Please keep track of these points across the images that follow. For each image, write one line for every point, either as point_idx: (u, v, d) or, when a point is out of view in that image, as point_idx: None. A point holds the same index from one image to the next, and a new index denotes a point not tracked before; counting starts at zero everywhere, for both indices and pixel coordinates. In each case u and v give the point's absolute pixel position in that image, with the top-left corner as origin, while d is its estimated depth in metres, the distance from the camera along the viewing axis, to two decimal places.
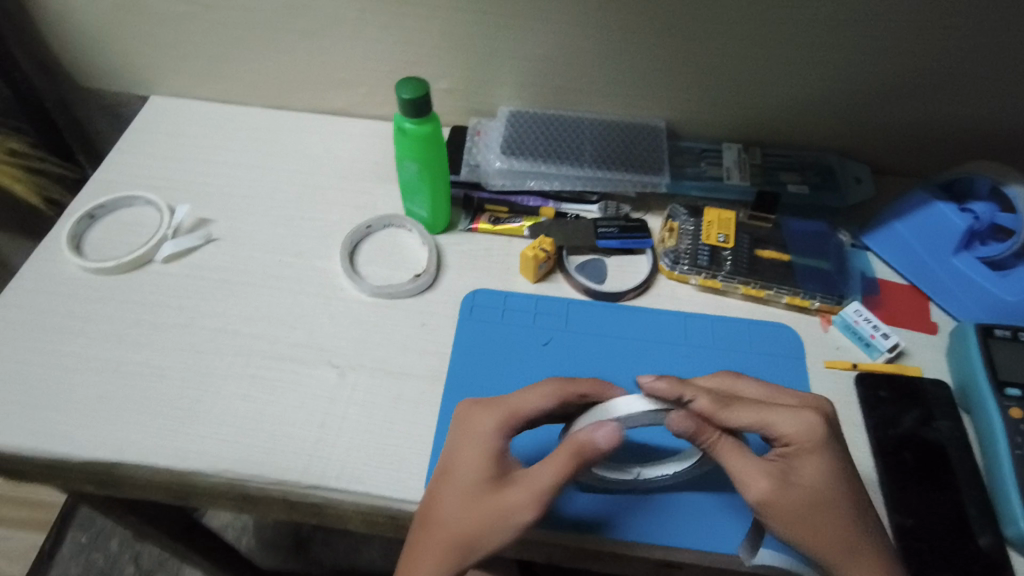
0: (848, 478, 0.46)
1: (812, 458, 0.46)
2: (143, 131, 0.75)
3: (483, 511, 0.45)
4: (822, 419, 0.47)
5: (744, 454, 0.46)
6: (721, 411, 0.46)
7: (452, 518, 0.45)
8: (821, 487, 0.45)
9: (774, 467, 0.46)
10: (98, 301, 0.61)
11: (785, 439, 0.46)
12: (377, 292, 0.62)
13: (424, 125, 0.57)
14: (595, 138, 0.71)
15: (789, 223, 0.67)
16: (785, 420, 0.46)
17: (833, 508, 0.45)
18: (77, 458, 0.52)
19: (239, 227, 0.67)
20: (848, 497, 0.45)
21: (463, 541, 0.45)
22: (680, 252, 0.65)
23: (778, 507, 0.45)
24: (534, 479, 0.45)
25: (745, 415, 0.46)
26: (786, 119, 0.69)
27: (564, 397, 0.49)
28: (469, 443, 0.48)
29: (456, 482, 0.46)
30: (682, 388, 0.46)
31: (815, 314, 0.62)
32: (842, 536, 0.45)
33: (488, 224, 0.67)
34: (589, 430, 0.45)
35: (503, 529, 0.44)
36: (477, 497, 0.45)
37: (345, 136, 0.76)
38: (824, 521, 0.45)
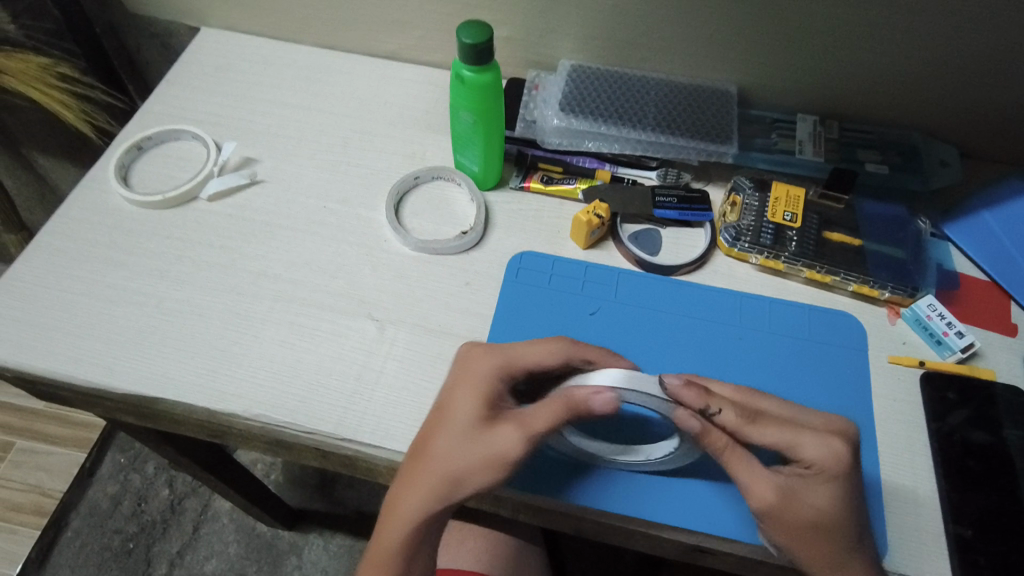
0: (858, 507, 0.43)
1: (829, 485, 0.43)
2: (193, 63, 0.73)
3: (472, 447, 0.44)
4: (848, 450, 0.43)
5: (752, 467, 0.43)
6: (744, 426, 0.43)
7: (440, 451, 0.44)
8: (829, 514, 0.42)
9: (784, 485, 0.43)
10: (142, 235, 0.60)
11: (808, 462, 0.43)
12: (421, 247, 0.60)
13: (483, 74, 0.54)
14: (660, 99, 0.67)
15: (863, 205, 0.62)
16: (813, 445, 0.43)
17: (835, 535, 0.42)
18: (115, 390, 0.53)
19: (284, 169, 0.65)
20: (852, 527, 0.43)
21: (446, 477, 0.44)
22: (741, 228, 0.60)
23: (778, 521, 0.43)
24: (527, 421, 0.43)
25: (771, 434, 0.43)
26: (871, 92, 0.64)
27: (569, 355, 0.48)
28: (464, 381, 0.47)
29: (447, 420, 0.45)
30: (708, 398, 0.42)
31: (882, 305, 0.58)
32: (830, 559, 0.43)
33: (540, 184, 0.64)
34: (584, 389, 0.43)
35: (489, 468, 0.43)
36: (467, 434, 0.44)
37: (396, 81, 0.73)
38: (821, 542, 0.42)
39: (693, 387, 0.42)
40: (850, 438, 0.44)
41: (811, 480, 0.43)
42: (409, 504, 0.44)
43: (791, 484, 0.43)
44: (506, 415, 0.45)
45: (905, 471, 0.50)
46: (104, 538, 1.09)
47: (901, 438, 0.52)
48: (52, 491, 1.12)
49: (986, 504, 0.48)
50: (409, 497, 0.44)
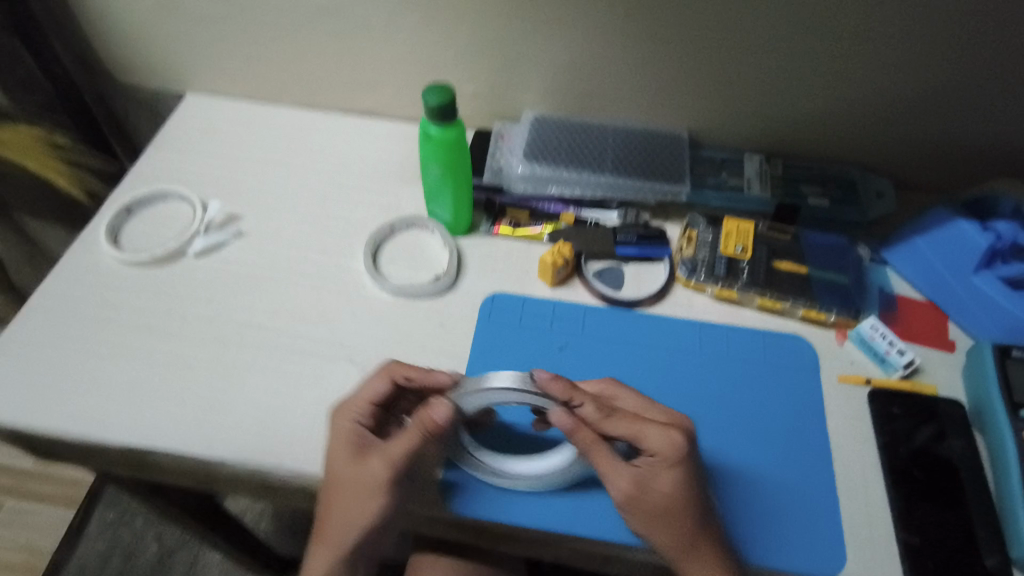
0: (698, 489, 0.48)
1: (670, 470, 0.47)
2: (179, 127, 0.78)
3: (353, 489, 0.49)
4: (687, 438, 0.48)
5: (610, 456, 0.48)
6: (600, 420, 0.49)
7: (331, 504, 0.49)
8: (676, 498, 0.47)
9: (637, 473, 0.47)
10: (132, 291, 0.64)
11: (653, 451, 0.48)
12: (398, 292, 0.63)
13: (448, 131, 0.58)
14: (617, 145, 0.72)
15: (807, 235, 0.67)
16: (654, 433, 0.48)
17: (681, 518, 0.47)
18: (108, 442, 0.55)
19: (267, 224, 0.69)
20: (698, 511, 0.47)
21: (340, 527, 0.49)
22: (697, 261, 0.65)
23: (635, 507, 0.47)
24: (389, 451, 0.49)
25: (621, 426, 0.48)
26: (808, 131, 0.69)
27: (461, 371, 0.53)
28: (334, 434, 0.51)
29: (333, 475, 0.50)
30: (571, 392, 0.48)
31: (831, 328, 0.62)
32: (682, 541, 0.47)
33: (509, 229, 0.69)
34: (428, 409, 0.49)
35: (366, 502, 0.49)
36: (343, 479, 0.49)
37: (371, 137, 0.78)
38: (672, 524, 0.47)
39: (560, 381, 0.48)
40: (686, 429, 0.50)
41: (657, 468, 0.48)
42: (321, 558, 0.50)
43: (645, 471, 0.48)
44: (370, 450, 0.50)
45: (856, 483, 0.53)
46: None
47: (852, 452, 0.55)
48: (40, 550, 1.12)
49: (932, 513, 0.51)
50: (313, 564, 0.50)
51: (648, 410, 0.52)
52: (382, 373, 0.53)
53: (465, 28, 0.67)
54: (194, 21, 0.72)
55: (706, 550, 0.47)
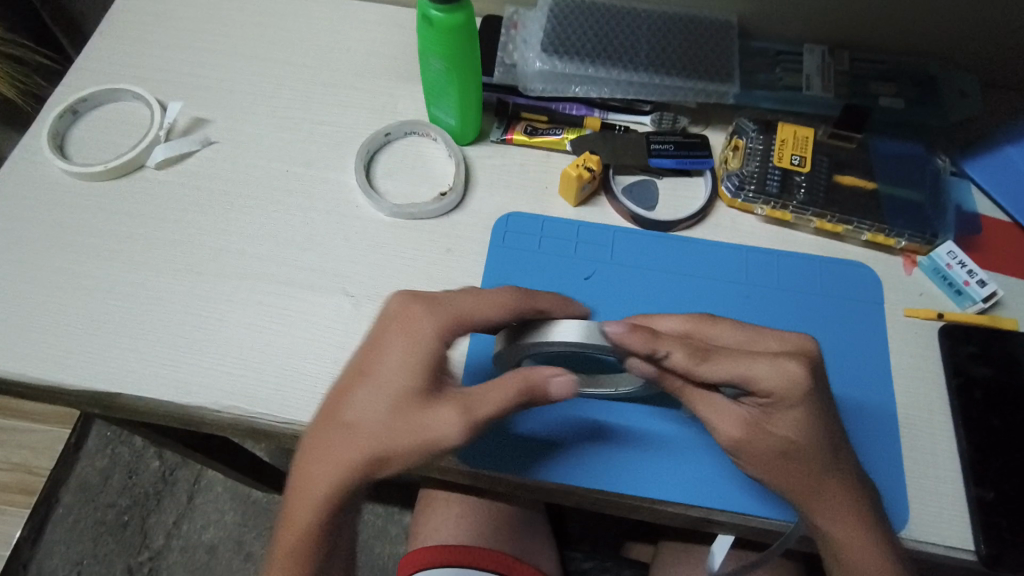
0: (830, 427, 0.42)
1: (792, 410, 0.41)
2: (129, 11, 0.65)
3: (401, 427, 0.40)
4: (807, 370, 0.41)
5: (713, 403, 0.42)
6: (695, 365, 0.40)
7: (360, 426, 0.41)
8: (798, 441, 0.41)
9: (749, 414, 0.41)
10: (86, 211, 0.54)
11: (769, 391, 0.40)
12: (397, 212, 0.54)
13: (453, 14, 0.47)
14: (654, 34, 0.60)
15: (877, 143, 0.57)
16: (767, 373, 0.40)
17: (807, 461, 0.41)
18: (69, 386, 0.48)
19: (241, 130, 0.59)
20: (826, 450, 0.41)
21: (376, 455, 0.40)
22: (746, 175, 0.55)
23: (749, 453, 0.42)
24: (473, 400, 0.40)
25: (726, 367, 0.40)
26: (885, 15, 0.57)
27: (523, 308, 0.45)
28: (401, 343, 0.42)
29: (375, 390, 0.41)
30: (653, 341, 0.40)
31: (897, 254, 0.54)
32: (801, 484, 0.42)
33: (523, 135, 0.58)
34: (547, 372, 0.41)
35: (417, 450, 0.40)
36: (399, 405, 0.40)
37: (359, 23, 0.66)
38: (796, 469, 0.41)
39: (637, 332, 0.40)
40: (809, 358, 0.42)
41: (773, 409, 0.41)
42: (322, 480, 0.41)
43: (757, 413, 0.42)
44: (447, 389, 0.41)
45: (923, 432, 0.47)
46: (97, 512, 1.08)
47: (918, 398, 0.48)
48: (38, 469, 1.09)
49: (1010, 466, 0.45)
50: (315, 474, 0.41)
51: (755, 339, 0.43)
52: (504, 302, 0.44)
53: None
54: None
55: (838, 493, 0.42)
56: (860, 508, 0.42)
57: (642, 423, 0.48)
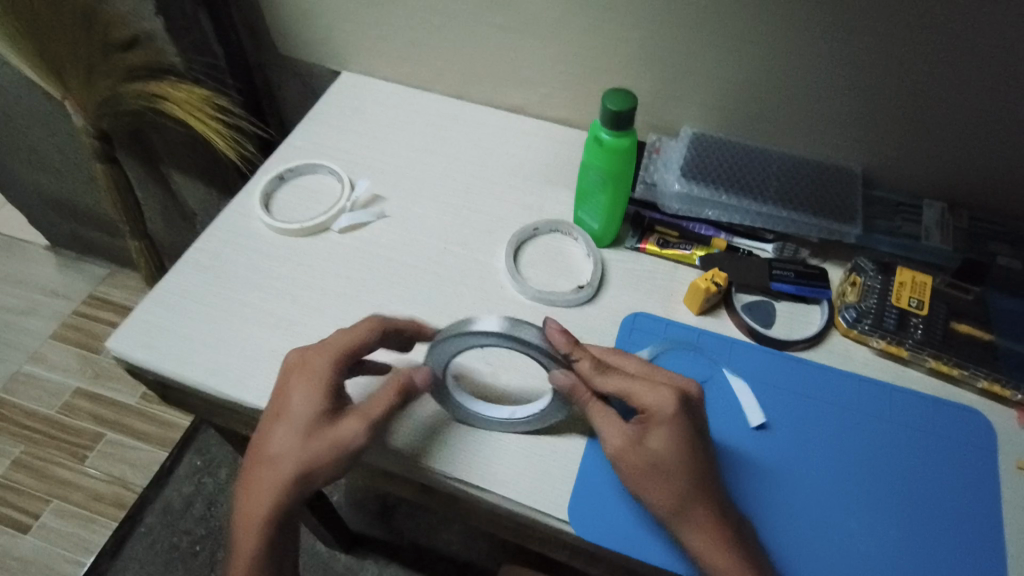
0: (695, 454, 0.46)
1: (659, 428, 0.46)
2: (333, 104, 0.79)
3: (315, 445, 0.47)
4: (679, 399, 0.47)
5: (609, 417, 0.48)
6: (593, 375, 0.49)
7: (272, 446, 0.48)
8: (665, 458, 0.46)
9: (630, 430, 0.47)
10: (279, 259, 0.64)
11: (644, 408, 0.47)
12: (537, 297, 0.61)
13: (621, 139, 0.56)
14: (782, 174, 0.67)
15: (996, 299, 0.60)
16: (647, 392, 0.47)
17: (667, 475, 0.45)
18: (245, 404, 0.56)
19: (410, 209, 0.69)
20: (689, 468, 0.46)
21: (298, 473, 0.47)
22: (864, 309, 0.59)
23: (629, 469, 0.46)
24: (365, 410, 0.49)
25: (615, 382, 0.48)
26: (1003, 182, 0.63)
27: (382, 329, 0.52)
28: (300, 383, 0.49)
29: (286, 420, 0.48)
30: (571, 347, 0.49)
31: (1012, 406, 0.56)
32: (667, 500, 0.46)
33: (656, 246, 0.65)
34: (410, 371, 0.51)
35: (332, 462, 0.48)
36: (311, 433, 0.48)
37: (518, 133, 0.76)
38: (660, 481, 0.46)
39: (564, 333, 0.49)
40: (684, 393, 0.48)
41: (648, 427, 0.47)
42: (263, 498, 0.48)
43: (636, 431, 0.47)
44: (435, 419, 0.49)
45: None
46: (172, 537, 1.11)
47: None
48: (132, 485, 1.15)
49: None
50: (260, 496, 0.48)
51: (653, 373, 0.51)
52: (365, 326, 0.51)
53: (641, 33, 0.65)
54: (366, 2, 0.74)
55: (698, 512, 0.46)
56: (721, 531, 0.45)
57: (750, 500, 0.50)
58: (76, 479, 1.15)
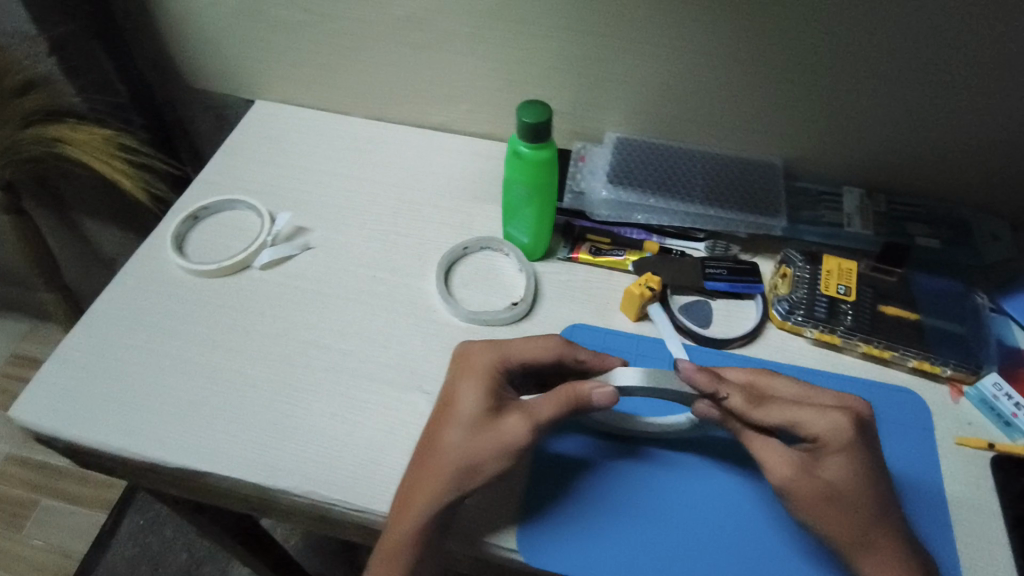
0: (880, 480, 0.44)
1: (837, 456, 0.44)
2: (248, 135, 0.76)
3: (480, 440, 0.45)
4: (853, 422, 0.45)
5: (770, 446, 0.45)
6: (749, 408, 0.46)
7: (461, 457, 0.45)
8: (850, 483, 0.43)
9: (800, 460, 0.45)
10: (197, 303, 0.61)
11: (817, 435, 0.45)
12: (472, 318, 0.59)
13: (540, 151, 0.55)
14: (707, 172, 0.67)
15: (917, 278, 0.62)
16: (819, 414, 0.45)
17: (854, 507, 0.43)
18: (166, 463, 0.52)
19: (335, 237, 0.66)
20: (875, 503, 0.43)
21: (459, 468, 0.45)
22: (795, 301, 0.60)
23: (799, 497, 0.44)
24: (534, 409, 0.46)
25: (776, 412, 0.46)
26: (915, 164, 0.65)
27: (564, 350, 0.51)
28: (472, 378, 0.48)
29: (455, 417, 0.47)
30: (716, 382, 0.47)
31: (944, 382, 0.57)
32: (847, 536, 0.43)
33: (589, 255, 0.64)
34: (585, 386, 0.47)
35: (496, 457, 0.45)
36: (474, 429, 0.46)
37: (442, 152, 0.75)
38: (852, 514, 0.43)
39: (703, 371, 0.46)
40: (860, 416, 0.46)
41: (821, 454, 0.45)
42: (421, 501, 0.44)
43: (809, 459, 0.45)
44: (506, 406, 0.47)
45: (983, 561, 0.48)
46: None
47: (977, 527, 0.49)
48: (70, 553, 1.07)
49: None
50: (417, 496, 0.45)
51: (812, 395, 0.49)
52: (549, 342, 0.51)
53: (554, 43, 0.64)
54: (273, 28, 0.71)
55: (886, 546, 0.43)
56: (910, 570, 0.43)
57: (703, 501, 0.50)
58: (6, 555, 1.07)
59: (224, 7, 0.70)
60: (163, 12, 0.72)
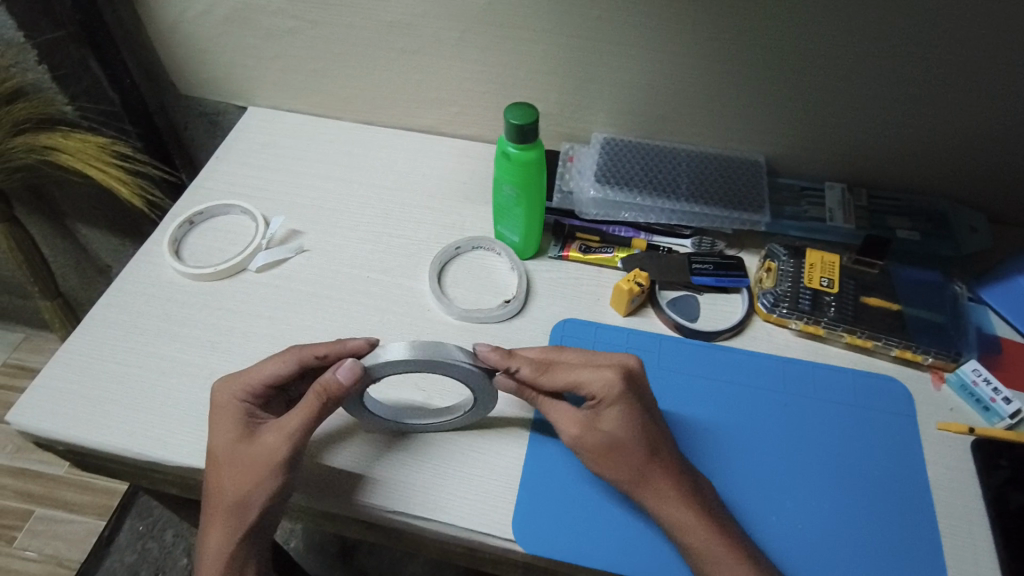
0: (648, 429, 0.48)
1: (611, 408, 0.48)
2: (242, 141, 0.77)
3: (240, 471, 0.47)
4: (622, 377, 0.48)
5: (559, 407, 0.49)
6: (539, 374, 0.49)
7: (233, 493, 0.47)
8: (621, 434, 0.47)
9: (582, 415, 0.49)
10: (193, 306, 0.62)
11: (591, 393, 0.48)
12: (465, 317, 0.60)
13: (528, 151, 0.56)
14: (692, 170, 0.69)
15: (897, 270, 0.63)
16: (588, 372, 0.48)
17: (629, 453, 0.47)
18: (165, 462, 0.53)
19: (329, 240, 0.68)
20: (645, 446, 0.47)
21: (232, 505, 0.47)
22: (779, 294, 0.61)
23: (585, 449, 0.48)
24: (284, 423, 0.47)
25: (559, 375, 0.49)
26: (893, 159, 0.66)
27: (303, 355, 0.50)
28: (218, 418, 0.49)
29: (212, 462, 0.48)
30: (506, 359, 0.48)
31: (925, 369, 0.59)
32: (625, 475, 0.47)
33: (579, 253, 0.66)
34: (331, 371, 0.46)
35: (258, 482, 0.47)
36: (228, 464, 0.47)
37: (434, 154, 0.76)
38: (627, 458, 0.47)
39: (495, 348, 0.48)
40: (627, 370, 0.50)
41: (598, 409, 0.48)
42: (213, 539, 0.47)
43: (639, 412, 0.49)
44: (259, 429, 0.49)
45: (963, 540, 0.49)
46: None
47: (957, 508, 0.51)
48: (69, 561, 1.07)
49: None
50: (211, 539, 0.47)
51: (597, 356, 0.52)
52: (286, 355, 0.51)
53: (539, 46, 0.66)
54: (264, 35, 0.72)
55: (660, 482, 0.47)
56: (685, 496, 0.47)
57: None
58: (5, 563, 1.07)
59: (215, 17, 0.71)
60: (155, 22, 0.73)
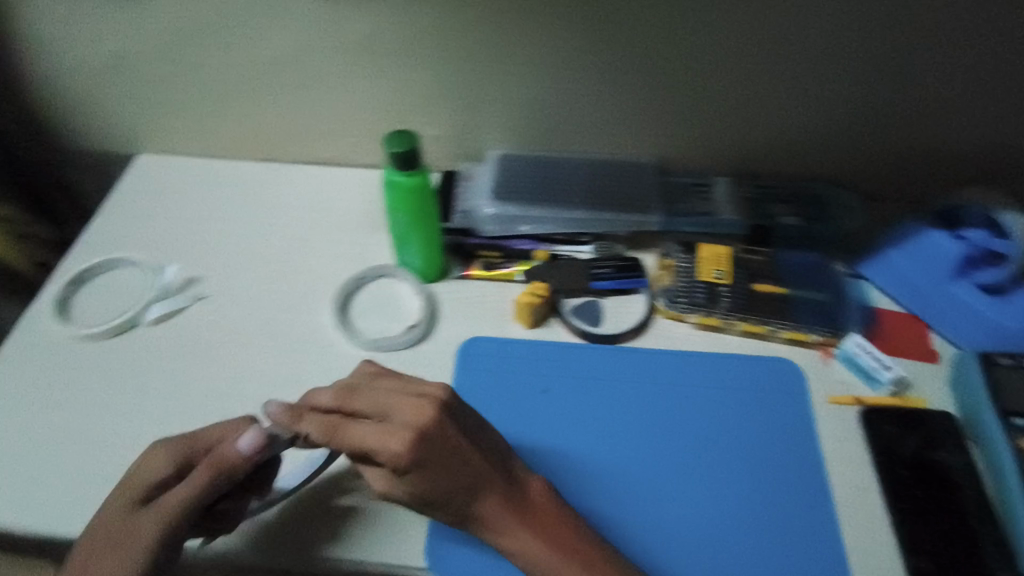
0: (461, 471, 0.45)
1: (412, 473, 0.44)
2: (132, 191, 0.75)
3: (102, 547, 0.44)
4: (410, 443, 0.44)
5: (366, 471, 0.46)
6: (327, 439, 0.46)
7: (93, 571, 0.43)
8: (425, 493, 0.45)
9: (386, 476, 0.45)
10: (86, 369, 0.60)
11: (382, 462, 0.44)
12: (371, 346, 0.61)
13: (412, 178, 0.56)
14: (585, 178, 0.71)
15: (782, 255, 0.67)
16: (373, 441, 0.44)
17: (448, 504, 0.45)
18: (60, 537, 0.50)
19: (229, 284, 0.66)
20: (462, 489, 0.45)
21: None
22: (675, 291, 0.64)
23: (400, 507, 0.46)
24: (162, 503, 0.45)
25: (347, 441, 0.45)
26: (770, 150, 0.70)
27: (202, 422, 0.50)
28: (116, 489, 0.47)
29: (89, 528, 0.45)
30: (295, 422, 0.47)
31: (815, 348, 0.62)
32: (456, 519, 0.46)
33: (481, 271, 0.67)
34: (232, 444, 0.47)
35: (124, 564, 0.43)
36: (107, 537, 0.44)
37: (333, 186, 0.76)
38: (449, 508, 0.45)
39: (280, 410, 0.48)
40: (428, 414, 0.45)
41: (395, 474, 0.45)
42: None
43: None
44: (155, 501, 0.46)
45: (858, 509, 0.52)
46: None
47: (851, 477, 0.54)
48: None
49: (940, 531, 0.50)
50: None
51: (397, 392, 0.47)
52: (182, 425, 0.50)
53: (421, 70, 0.67)
54: (142, 82, 0.71)
55: (501, 512, 0.45)
56: (530, 522, 0.46)
57: (604, 497, 0.52)
58: None
59: (89, 67, 0.69)
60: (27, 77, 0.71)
